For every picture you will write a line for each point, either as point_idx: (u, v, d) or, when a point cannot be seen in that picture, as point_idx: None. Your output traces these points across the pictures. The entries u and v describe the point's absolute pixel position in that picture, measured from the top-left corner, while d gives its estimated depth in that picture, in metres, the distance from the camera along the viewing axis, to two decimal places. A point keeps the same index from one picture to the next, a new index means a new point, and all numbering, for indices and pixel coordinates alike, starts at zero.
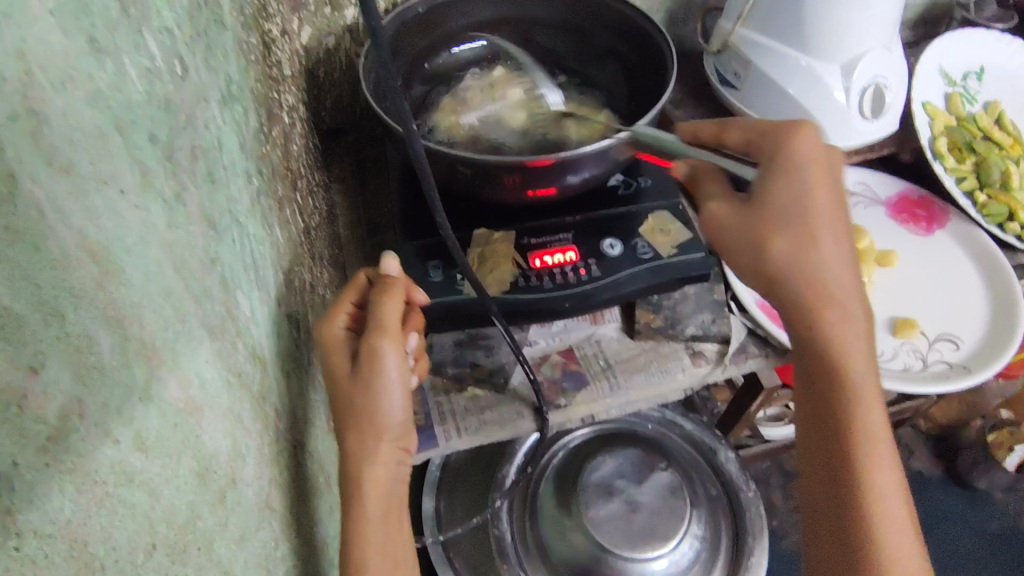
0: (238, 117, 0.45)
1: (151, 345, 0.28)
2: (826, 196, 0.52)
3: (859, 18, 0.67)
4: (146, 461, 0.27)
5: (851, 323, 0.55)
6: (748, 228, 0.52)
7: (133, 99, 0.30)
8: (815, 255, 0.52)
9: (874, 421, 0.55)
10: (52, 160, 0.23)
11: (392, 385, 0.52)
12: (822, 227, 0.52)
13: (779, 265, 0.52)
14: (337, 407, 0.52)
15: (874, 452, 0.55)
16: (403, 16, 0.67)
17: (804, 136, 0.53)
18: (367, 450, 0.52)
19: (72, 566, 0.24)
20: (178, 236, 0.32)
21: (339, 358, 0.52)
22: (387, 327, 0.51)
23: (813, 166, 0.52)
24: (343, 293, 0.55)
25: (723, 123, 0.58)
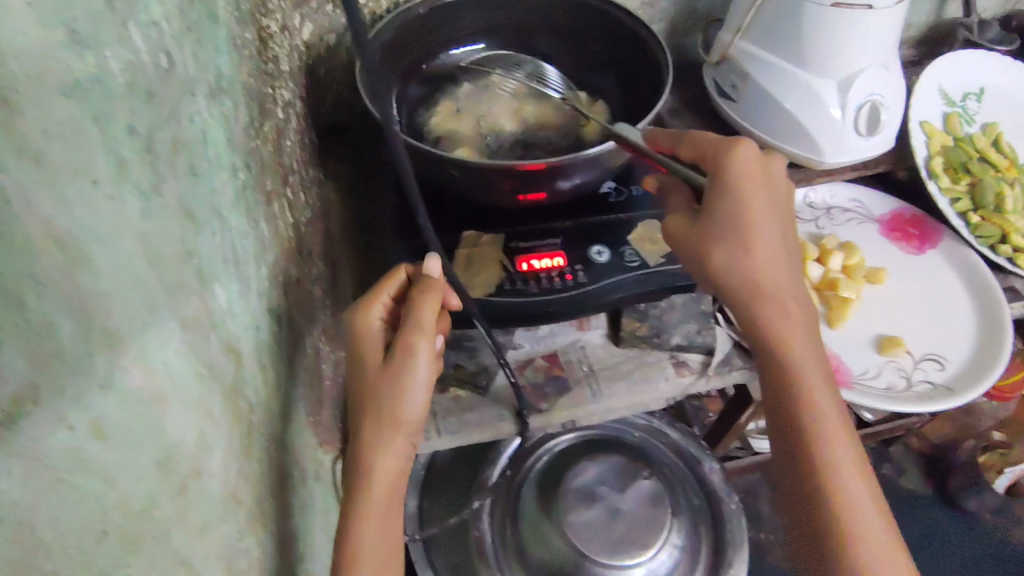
0: (227, 111, 0.45)
1: (117, 335, 0.29)
2: (761, 203, 0.54)
3: (857, 37, 0.67)
4: (102, 448, 0.27)
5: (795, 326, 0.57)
6: (693, 239, 0.55)
7: (112, 91, 0.30)
8: (752, 262, 0.54)
9: (830, 421, 0.56)
10: (22, 150, 0.24)
11: (418, 385, 0.49)
12: (757, 231, 0.54)
13: (718, 272, 0.55)
14: (358, 400, 0.50)
15: (834, 453, 0.55)
16: (404, 16, 0.67)
17: (739, 148, 0.54)
18: (381, 441, 0.49)
19: (15, 551, 0.24)
20: (152, 228, 0.33)
21: (371, 351, 0.51)
22: (426, 327, 0.48)
23: (745, 173, 0.54)
24: (381, 283, 0.53)
25: (675, 136, 0.58)
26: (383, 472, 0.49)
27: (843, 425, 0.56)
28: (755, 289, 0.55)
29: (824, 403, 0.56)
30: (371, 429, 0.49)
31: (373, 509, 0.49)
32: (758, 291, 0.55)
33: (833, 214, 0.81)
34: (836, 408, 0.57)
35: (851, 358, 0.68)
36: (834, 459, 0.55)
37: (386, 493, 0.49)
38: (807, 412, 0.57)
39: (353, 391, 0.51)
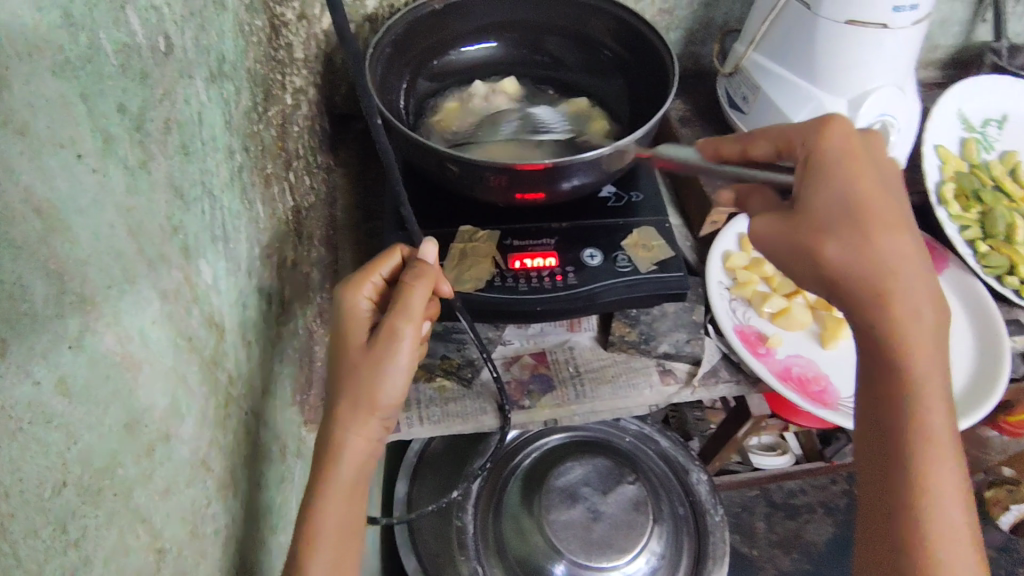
0: (227, 95, 0.47)
1: (91, 300, 0.31)
2: (874, 191, 0.47)
3: (868, 57, 0.67)
4: (67, 405, 0.29)
5: (923, 340, 0.47)
6: (799, 231, 0.47)
7: (104, 71, 0.32)
8: (875, 259, 0.46)
9: (941, 459, 0.46)
10: (8, 123, 0.25)
11: (398, 369, 0.48)
12: (878, 226, 0.46)
13: (832, 268, 0.47)
14: (334, 379, 0.48)
15: (941, 495, 0.46)
16: (415, 12, 0.69)
17: (832, 126, 0.49)
18: (354, 424, 0.47)
19: None
20: (137, 202, 0.35)
21: (356, 332, 0.49)
22: (413, 311, 0.47)
23: (854, 156, 0.48)
24: (374, 262, 0.51)
25: (743, 138, 0.54)
26: (350, 453, 0.47)
27: (957, 464, 0.46)
28: (874, 293, 0.46)
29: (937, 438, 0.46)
30: (343, 410, 0.47)
31: (336, 488, 0.47)
32: (877, 293, 0.46)
33: None
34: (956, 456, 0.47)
35: (838, 382, 0.68)
36: (940, 502, 0.46)
37: (351, 475, 0.48)
38: (923, 455, 0.46)
39: (331, 370, 0.49)
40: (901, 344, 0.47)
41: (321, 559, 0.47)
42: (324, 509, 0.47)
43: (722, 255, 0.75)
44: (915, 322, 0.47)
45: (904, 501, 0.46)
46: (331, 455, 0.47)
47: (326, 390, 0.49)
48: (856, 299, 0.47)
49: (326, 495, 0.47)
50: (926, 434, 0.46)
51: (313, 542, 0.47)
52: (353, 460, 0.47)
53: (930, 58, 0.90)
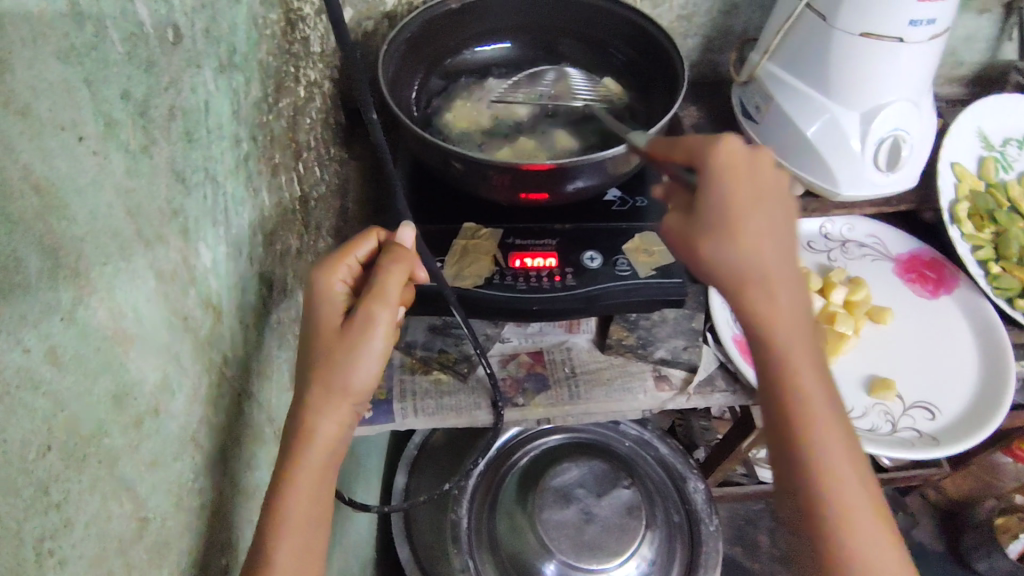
0: (237, 86, 0.48)
1: (85, 276, 0.32)
2: (748, 197, 0.49)
3: (884, 70, 0.66)
4: (56, 373, 0.31)
5: (797, 327, 0.50)
6: (683, 236, 0.50)
7: (109, 58, 0.33)
8: (742, 257, 0.48)
9: (827, 437, 0.49)
10: (9, 104, 0.27)
11: (373, 354, 0.50)
12: (750, 227, 0.48)
13: (710, 265, 0.49)
14: (308, 360, 0.50)
15: (831, 468, 0.49)
16: (432, 11, 0.70)
17: (718, 142, 0.50)
18: (323, 406, 0.49)
19: None
20: (136, 184, 0.36)
21: (331, 314, 0.51)
22: (387, 296, 0.50)
23: (733, 165, 0.49)
24: (348, 245, 0.54)
25: (672, 140, 0.53)
26: (325, 436, 0.49)
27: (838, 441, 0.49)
28: (743, 287, 0.49)
29: (824, 418, 0.49)
30: (319, 392, 0.49)
31: (307, 471, 0.48)
32: (748, 288, 0.49)
33: (848, 247, 0.79)
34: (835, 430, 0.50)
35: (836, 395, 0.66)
36: (832, 480, 0.49)
37: (322, 460, 0.49)
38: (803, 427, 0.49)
39: (304, 350, 0.51)
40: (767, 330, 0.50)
41: (284, 542, 0.48)
42: (291, 493, 0.48)
43: None
44: (788, 310, 0.49)
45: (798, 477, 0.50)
46: (306, 436, 0.49)
47: (300, 371, 0.50)
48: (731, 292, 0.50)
49: (299, 478, 0.48)
50: (812, 413, 0.49)
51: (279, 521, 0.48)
52: (323, 443, 0.49)
53: (954, 74, 0.88)
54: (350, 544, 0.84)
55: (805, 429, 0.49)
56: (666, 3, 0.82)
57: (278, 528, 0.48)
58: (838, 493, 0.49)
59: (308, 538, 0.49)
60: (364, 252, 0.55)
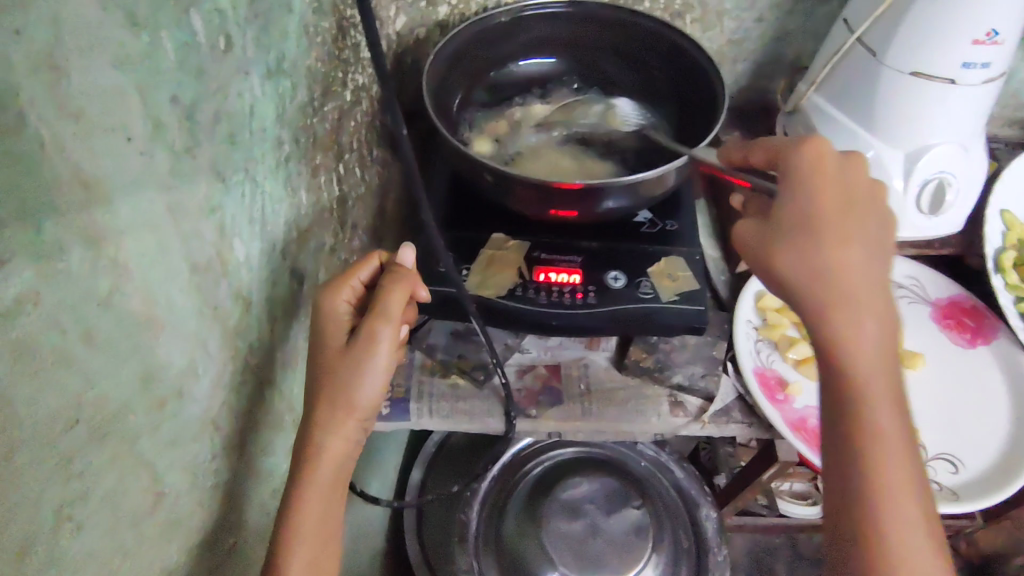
0: (283, 91, 0.51)
1: (123, 266, 0.35)
2: (835, 206, 0.48)
3: (933, 111, 0.64)
4: (88, 353, 0.33)
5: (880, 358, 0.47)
6: (761, 238, 0.50)
7: (161, 66, 0.36)
8: (831, 269, 0.47)
9: (898, 475, 0.45)
10: (63, 108, 0.30)
11: (375, 371, 0.52)
12: (831, 232, 0.47)
13: (784, 266, 0.48)
14: (314, 375, 0.52)
15: (891, 491, 0.45)
16: (483, 23, 0.72)
17: (804, 146, 0.51)
18: (331, 422, 0.51)
19: None
20: (178, 182, 0.39)
21: (335, 334, 0.53)
22: (390, 315, 0.52)
23: (823, 177, 0.49)
24: (352, 267, 0.55)
25: (749, 145, 0.56)
26: (330, 446, 0.51)
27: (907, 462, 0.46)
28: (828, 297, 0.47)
29: (897, 453, 0.46)
30: (321, 407, 0.51)
31: (315, 484, 0.51)
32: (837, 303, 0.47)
33: None
34: (905, 452, 0.46)
35: None
36: (892, 502, 0.45)
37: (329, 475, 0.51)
38: (870, 441, 0.46)
39: (309, 367, 0.53)
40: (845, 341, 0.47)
41: (298, 550, 0.50)
42: (303, 504, 0.50)
43: (755, 295, 0.75)
44: (870, 339, 0.47)
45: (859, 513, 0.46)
46: (311, 451, 0.51)
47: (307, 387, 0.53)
48: (807, 294, 0.48)
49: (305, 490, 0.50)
50: (879, 429, 0.46)
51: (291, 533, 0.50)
52: (330, 460, 0.51)
53: (1015, 116, 0.85)
54: (361, 533, 0.87)
55: (876, 459, 0.46)
56: (717, 26, 0.82)
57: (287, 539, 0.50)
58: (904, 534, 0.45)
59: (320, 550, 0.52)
60: (366, 272, 0.56)
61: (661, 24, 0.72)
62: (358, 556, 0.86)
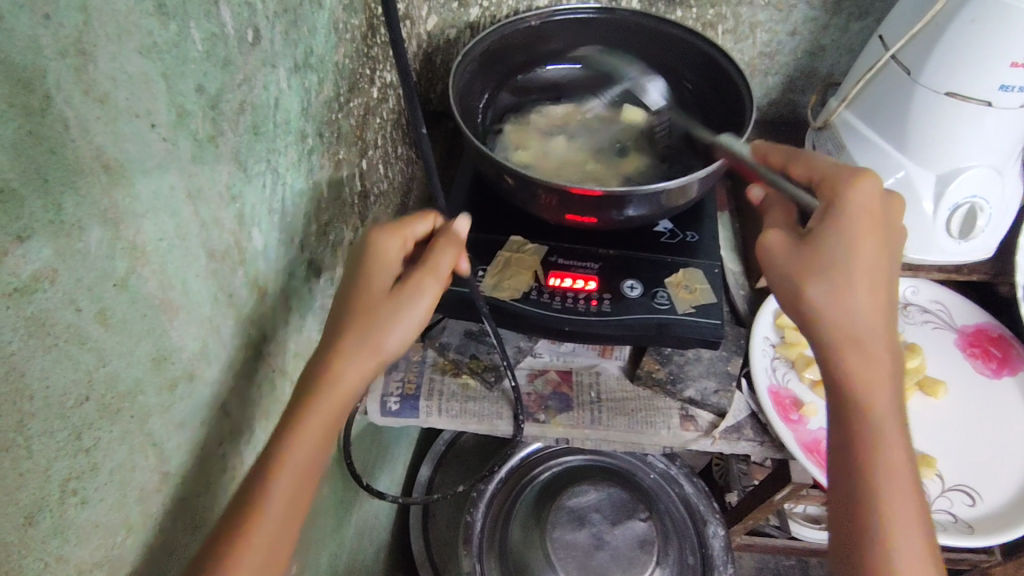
0: (309, 85, 0.52)
1: (141, 249, 0.36)
2: (872, 249, 0.48)
3: (967, 133, 0.63)
4: (102, 332, 0.34)
5: (890, 399, 0.48)
6: (793, 265, 0.49)
7: (188, 55, 0.37)
8: (856, 311, 0.48)
9: (903, 518, 0.47)
10: (89, 92, 0.30)
11: (413, 319, 0.49)
12: (863, 274, 0.48)
13: (810, 301, 0.48)
14: (345, 309, 0.49)
15: (903, 532, 0.46)
16: (513, 27, 0.73)
17: (861, 183, 0.49)
18: (353, 357, 0.47)
19: (5, 387, 0.29)
20: (200, 169, 0.40)
21: (381, 275, 0.51)
22: (440, 270, 0.51)
23: (868, 217, 0.48)
24: (409, 219, 0.53)
25: (792, 153, 0.53)
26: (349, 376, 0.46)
27: (916, 501, 0.47)
28: (851, 338, 0.48)
29: (904, 491, 0.47)
30: (350, 342, 0.47)
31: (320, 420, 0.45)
32: (856, 345, 0.48)
33: (909, 310, 0.76)
34: (912, 491, 0.47)
35: None
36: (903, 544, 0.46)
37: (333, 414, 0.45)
38: (880, 478, 0.47)
39: (341, 301, 0.50)
40: (860, 379, 0.49)
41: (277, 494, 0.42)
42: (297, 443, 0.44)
43: (773, 312, 0.74)
44: (882, 379, 0.48)
45: (867, 547, 0.47)
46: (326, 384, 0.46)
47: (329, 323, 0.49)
48: (829, 331, 0.49)
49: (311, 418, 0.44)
50: (891, 467, 0.47)
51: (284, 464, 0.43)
52: (343, 395, 0.46)
53: None
54: (366, 527, 0.87)
55: (885, 497, 0.47)
56: (750, 38, 0.81)
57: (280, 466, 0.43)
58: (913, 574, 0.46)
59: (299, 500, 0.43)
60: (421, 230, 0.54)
61: (690, 32, 0.72)
62: (362, 550, 0.86)
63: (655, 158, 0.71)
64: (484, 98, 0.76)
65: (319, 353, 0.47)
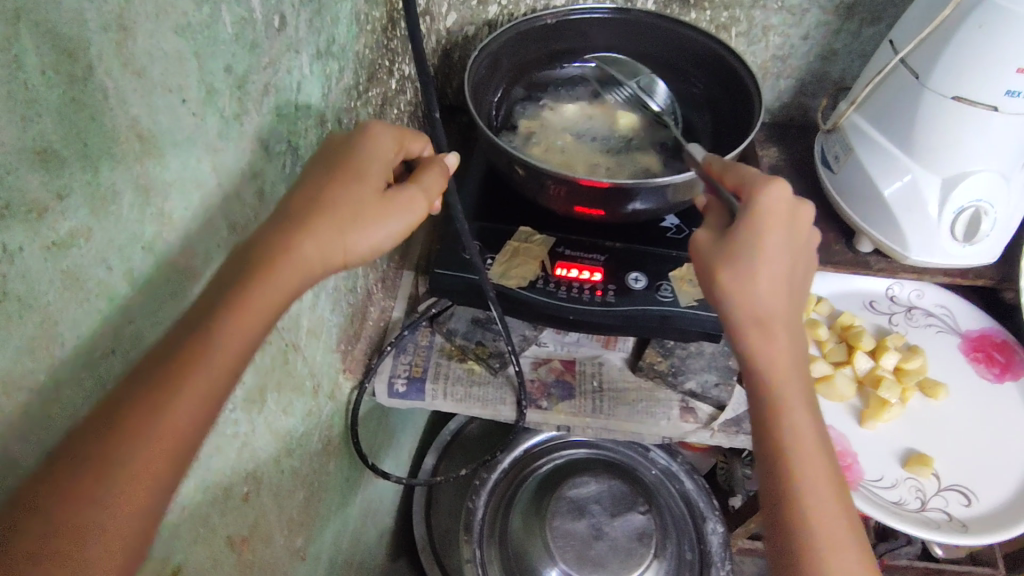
0: (330, 72, 0.54)
1: (167, 215, 0.38)
2: (777, 239, 0.51)
3: (973, 138, 0.64)
4: (130, 291, 0.36)
5: (798, 381, 0.52)
6: (711, 255, 0.53)
7: (219, 37, 0.39)
8: (761, 296, 0.51)
9: (821, 488, 0.50)
10: (128, 65, 0.33)
11: (393, 226, 0.48)
12: (764, 263, 0.51)
13: (721, 288, 0.52)
14: (322, 192, 0.45)
15: (818, 500, 0.49)
16: (530, 24, 0.75)
17: (770, 187, 0.51)
18: (325, 242, 0.44)
19: (40, 334, 0.31)
20: (225, 145, 0.42)
21: (375, 169, 0.48)
22: (431, 192, 0.51)
23: (777, 217, 0.51)
24: (410, 134, 0.53)
25: (726, 164, 0.55)
26: (306, 261, 0.42)
27: (828, 470, 0.51)
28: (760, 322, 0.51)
29: (816, 461, 0.50)
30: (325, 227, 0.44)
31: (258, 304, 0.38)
32: (766, 328, 0.52)
33: (913, 314, 0.77)
34: (824, 462, 0.51)
35: (867, 462, 0.65)
36: (819, 511, 0.49)
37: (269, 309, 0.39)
38: (794, 451, 0.51)
39: (325, 179, 0.46)
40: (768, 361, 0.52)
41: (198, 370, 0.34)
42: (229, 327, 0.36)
43: None
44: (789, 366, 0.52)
45: (788, 517, 0.50)
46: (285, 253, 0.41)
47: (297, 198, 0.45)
48: (738, 317, 0.52)
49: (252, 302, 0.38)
50: (803, 440, 0.51)
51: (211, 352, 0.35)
52: (299, 272, 0.42)
53: None
54: (371, 510, 0.89)
55: (800, 469, 0.50)
56: (763, 41, 0.82)
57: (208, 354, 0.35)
58: (829, 544, 0.48)
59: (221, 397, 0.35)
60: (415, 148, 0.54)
61: (699, 33, 0.74)
62: (366, 531, 0.89)
63: (664, 155, 0.72)
64: (497, 93, 0.78)
65: (286, 222, 0.43)
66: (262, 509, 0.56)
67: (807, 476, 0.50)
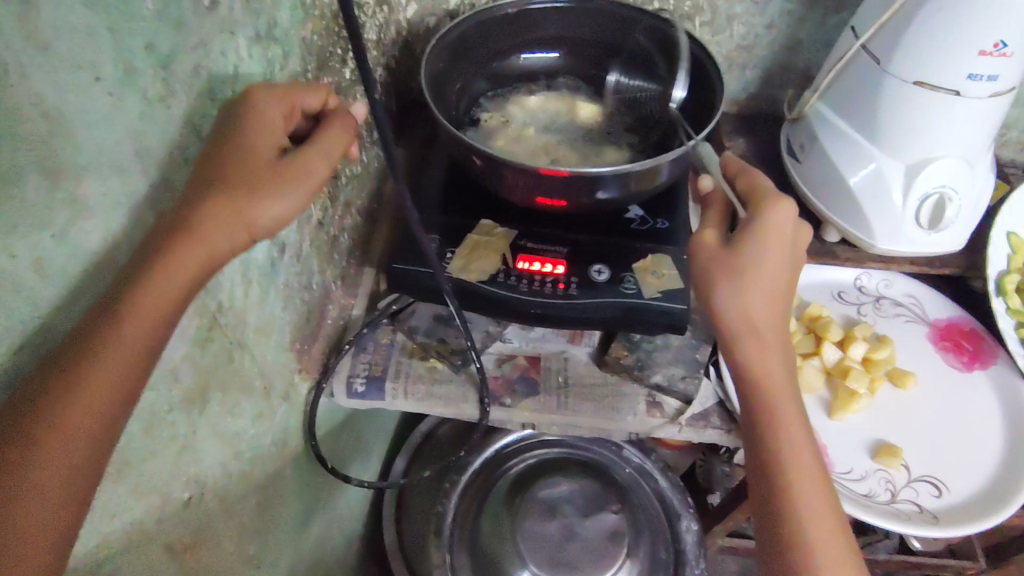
0: (272, 57, 0.52)
1: (82, 202, 0.35)
2: (777, 255, 0.51)
3: (936, 124, 0.63)
4: (37, 282, 0.34)
5: (790, 392, 0.52)
6: (710, 269, 0.52)
7: (138, 13, 0.37)
8: (761, 312, 0.51)
9: (816, 499, 0.50)
10: (31, 38, 0.30)
11: (299, 190, 0.48)
12: (764, 282, 0.51)
13: (722, 304, 0.51)
14: (217, 165, 0.44)
15: (813, 511, 0.50)
16: (491, 13, 0.74)
17: (780, 203, 0.51)
18: (232, 217, 0.43)
19: None
20: (149, 128, 0.39)
21: (268, 134, 0.48)
22: (331, 153, 0.51)
23: (777, 232, 0.51)
24: (300, 89, 0.52)
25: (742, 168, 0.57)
26: (213, 238, 0.42)
27: (821, 478, 0.51)
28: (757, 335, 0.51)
29: (808, 471, 0.51)
30: (240, 193, 0.44)
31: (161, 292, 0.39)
32: (764, 343, 0.52)
33: (882, 304, 0.76)
34: (817, 471, 0.51)
35: (837, 453, 0.64)
36: (818, 526, 0.49)
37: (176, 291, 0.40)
38: (785, 463, 0.51)
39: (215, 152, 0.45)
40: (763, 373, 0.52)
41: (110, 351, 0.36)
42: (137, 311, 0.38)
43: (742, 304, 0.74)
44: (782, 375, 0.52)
45: (785, 531, 0.49)
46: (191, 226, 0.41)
47: (205, 160, 0.44)
48: (735, 332, 0.52)
49: (164, 283, 0.39)
50: (797, 450, 0.51)
51: (109, 343, 0.36)
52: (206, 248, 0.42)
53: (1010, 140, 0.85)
54: (337, 516, 0.87)
55: (796, 481, 0.50)
56: (727, 31, 0.81)
57: (102, 342, 0.36)
58: (827, 551, 0.48)
59: (135, 381, 0.37)
60: (312, 102, 0.54)
61: (661, 21, 0.73)
62: (331, 537, 0.86)
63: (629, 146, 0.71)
64: (458, 84, 0.76)
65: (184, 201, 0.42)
66: (207, 515, 0.54)
67: (802, 489, 0.50)
